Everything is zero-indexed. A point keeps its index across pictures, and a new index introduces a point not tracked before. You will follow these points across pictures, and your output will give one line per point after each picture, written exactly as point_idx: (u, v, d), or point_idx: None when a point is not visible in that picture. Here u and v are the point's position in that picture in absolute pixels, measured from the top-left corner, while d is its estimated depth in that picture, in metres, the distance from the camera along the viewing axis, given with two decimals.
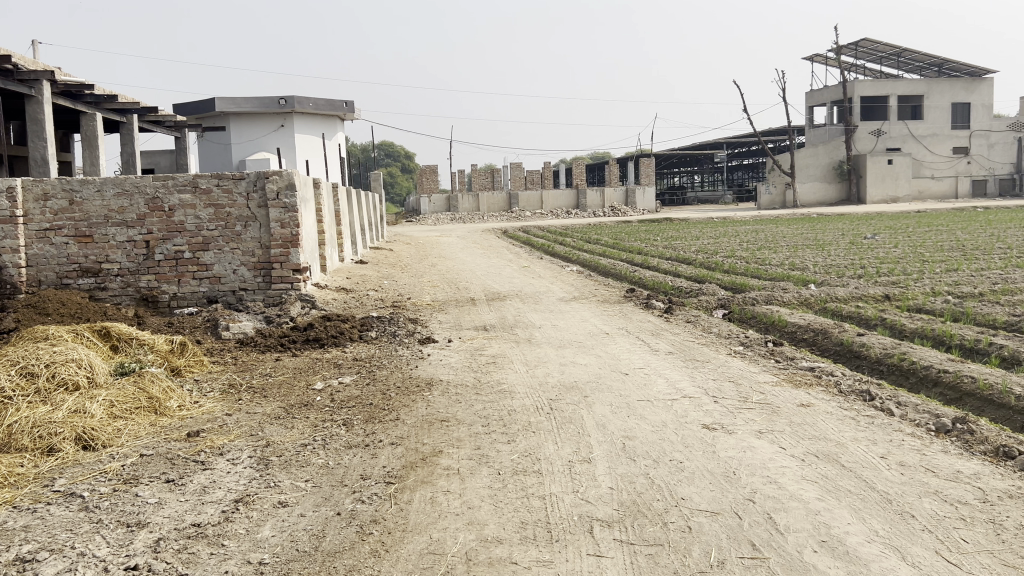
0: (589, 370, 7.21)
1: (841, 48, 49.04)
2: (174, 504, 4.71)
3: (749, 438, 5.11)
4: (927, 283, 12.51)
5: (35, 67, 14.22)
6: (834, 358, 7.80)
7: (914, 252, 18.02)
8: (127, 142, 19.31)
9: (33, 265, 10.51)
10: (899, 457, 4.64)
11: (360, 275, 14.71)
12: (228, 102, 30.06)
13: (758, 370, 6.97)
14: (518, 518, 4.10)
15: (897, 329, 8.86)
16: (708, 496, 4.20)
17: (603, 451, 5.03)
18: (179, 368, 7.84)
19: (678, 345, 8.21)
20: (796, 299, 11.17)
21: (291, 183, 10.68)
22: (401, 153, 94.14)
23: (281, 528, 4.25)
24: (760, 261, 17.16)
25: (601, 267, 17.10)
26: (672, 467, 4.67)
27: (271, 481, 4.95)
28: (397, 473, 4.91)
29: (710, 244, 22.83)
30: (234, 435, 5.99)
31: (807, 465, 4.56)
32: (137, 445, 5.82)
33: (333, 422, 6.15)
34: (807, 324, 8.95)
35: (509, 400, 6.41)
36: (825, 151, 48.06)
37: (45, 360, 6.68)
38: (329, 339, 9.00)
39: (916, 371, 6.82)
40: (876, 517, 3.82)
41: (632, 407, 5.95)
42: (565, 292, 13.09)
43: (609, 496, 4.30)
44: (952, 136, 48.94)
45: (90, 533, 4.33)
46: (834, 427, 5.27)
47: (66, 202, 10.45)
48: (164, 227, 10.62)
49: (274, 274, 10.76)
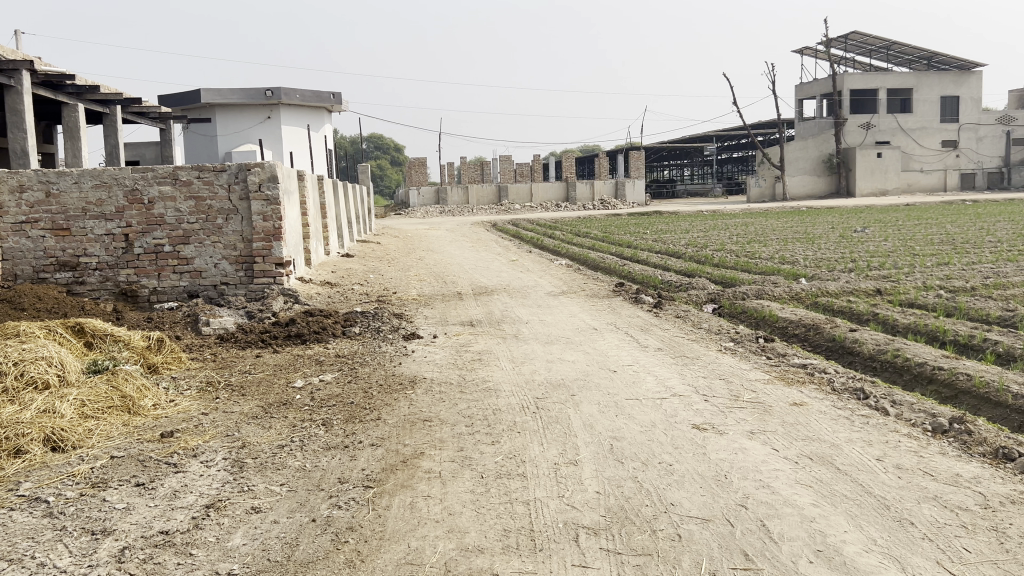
0: (576, 368, 7.04)
1: (831, 41, 48.93)
2: (143, 509, 4.51)
3: (740, 439, 4.95)
4: (919, 277, 12.37)
5: (13, 56, 13.93)
6: (826, 355, 7.65)
7: (905, 246, 17.89)
8: (111, 134, 19.02)
9: (8, 259, 10.25)
10: (895, 459, 4.48)
11: (346, 269, 14.49)
12: (214, 93, 29.69)
13: (749, 368, 6.81)
14: (501, 525, 3.93)
15: (889, 325, 8.71)
16: (699, 502, 4.03)
17: (591, 453, 4.86)
18: (156, 365, 7.62)
19: (668, 342, 8.02)
20: (787, 293, 11.03)
21: (273, 174, 10.43)
22: (390, 146, 93.72)
23: (253, 536, 4.06)
24: (750, 254, 17.01)
25: (589, 261, 16.88)
26: (662, 470, 4.50)
27: (245, 486, 4.76)
28: (376, 477, 4.72)
29: (701, 237, 22.63)
30: (208, 435, 5.80)
31: (800, 469, 4.39)
32: (109, 447, 5.61)
33: (312, 422, 5.95)
34: (798, 320, 8.79)
35: (494, 398, 6.23)
36: (814, 144, 48.22)
37: (13, 358, 6.45)
38: (311, 334, 8.80)
39: (910, 368, 6.67)
40: (874, 525, 3.66)
41: (620, 406, 5.78)
42: (553, 287, 12.92)
43: (597, 502, 4.12)
44: (942, 129, 48.95)
45: (52, 541, 4.14)
46: (828, 428, 5.10)
47: (42, 194, 10.20)
48: (142, 220, 10.38)
49: (256, 268, 10.55)
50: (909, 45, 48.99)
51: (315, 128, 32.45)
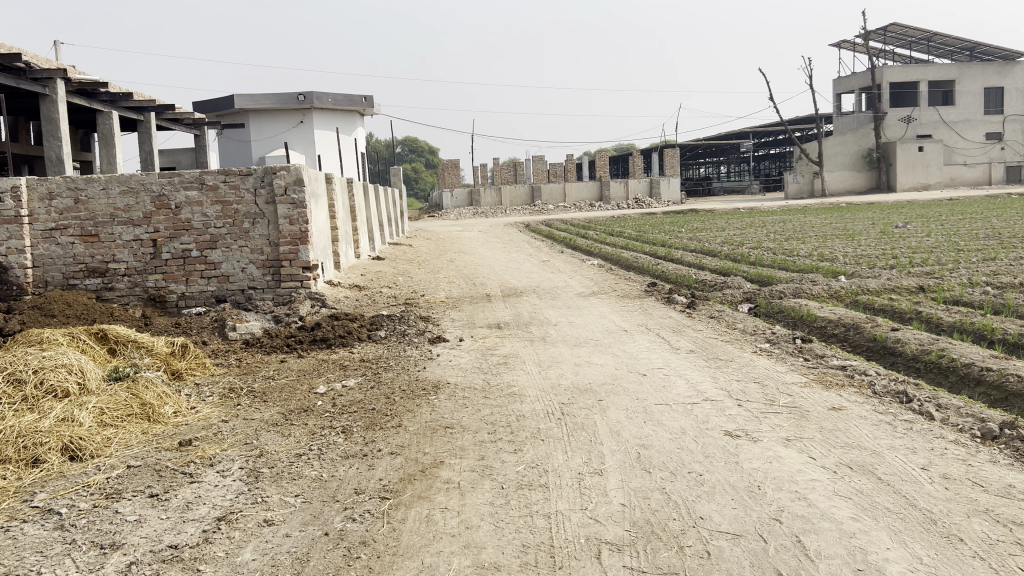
0: (604, 371, 6.82)
1: (869, 34, 47.99)
2: (154, 522, 4.38)
3: (775, 447, 4.69)
4: (963, 274, 11.90)
5: (48, 66, 13.99)
6: (867, 356, 7.32)
7: (948, 241, 17.32)
8: (145, 140, 19.16)
9: (38, 266, 10.27)
10: (942, 469, 4.20)
11: (375, 272, 14.38)
12: (247, 100, 29.90)
13: (785, 370, 6.53)
14: (519, 541, 3.72)
15: (933, 324, 8.37)
16: (731, 516, 3.79)
17: (617, 462, 4.63)
18: (179, 371, 7.53)
19: (701, 344, 7.77)
20: (826, 292, 10.66)
21: (299, 178, 10.34)
22: (424, 148, 94.02)
23: (263, 551, 3.91)
24: (787, 252, 16.56)
25: (623, 261, 16.65)
26: (691, 480, 4.27)
27: (259, 497, 4.61)
28: (393, 488, 4.56)
29: (739, 235, 22.29)
30: (227, 444, 5.67)
31: (839, 479, 4.13)
32: (126, 456, 5.51)
33: (331, 430, 5.80)
34: (837, 319, 8.46)
35: (518, 404, 6.04)
36: (853, 138, 47.27)
37: (33, 366, 6.38)
38: (336, 339, 8.67)
39: (956, 370, 6.34)
40: (919, 542, 3.40)
41: (649, 412, 5.55)
42: (585, 287, 12.66)
43: (621, 515, 3.90)
44: (985, 122, 47.80)
45: (60, 556, 4.02)
46: (869, 434, 4.83)
47: (71, 201, 10.20)
48: (170, 226, 10.34)
49: (283, 272, 10.46)
50: (951, 36, 47.92)
51: (347, 132, 32.45)
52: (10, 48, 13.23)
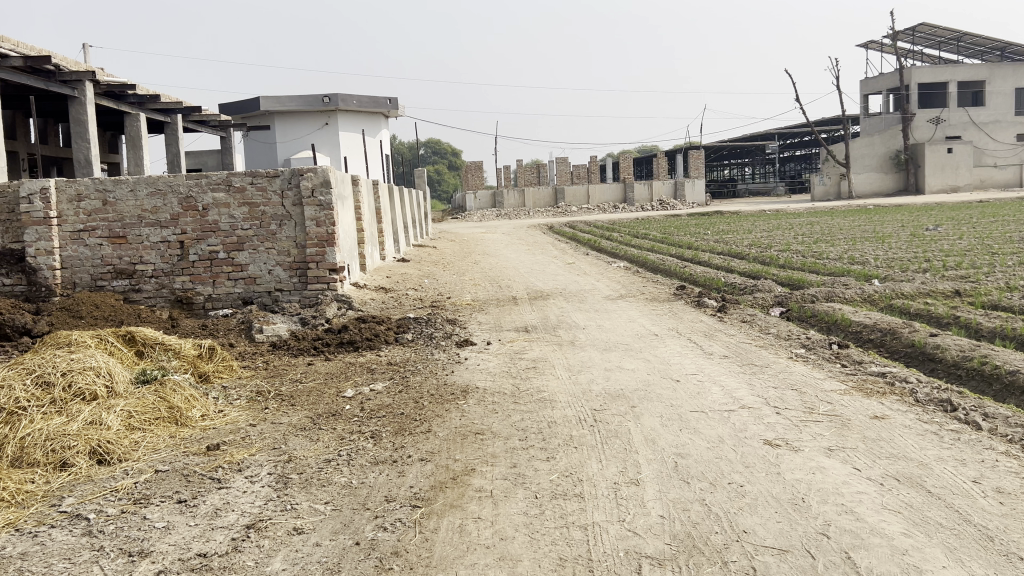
0: (637, 377, 6.69)
1: (897, 35, 47.43)
2: (183, 529, 4.32)
3: (817, 457, 4.55)
4: (1000, 278, 11.63)
5: (77, 68, 14.04)
6: (906, 362, 7.15)
7: (981, 244, 17.02)
8: (172, 142, 19.25)
9: (67, 267, 10.28)
10: (994, 482, 4.04)
11: (401, 274, 14.32)
12: (273, 102, 30.02)
13: (823, 377, 6.38)
14: (556, 553, 3.61)
15: (972, 329, 8.16)
16: (775, 530, 3.65)
17: (654, 472, 4.52)
18: (206, 374, 7.50)
19: (734, 349, 7.61)
20: (859, 296, 10.46)
21: (326, 180, 10.29)
22: (448, 150, 94.11)
23: (294, 561, 3.82)
24: (817, 255, 16.33)
25: (650, 263, 16.52)
26: (731, 491, 4.15)
27: (288, 504, 4.53)
28: (425, 495, 4.46)
29: (766, 237, 22.08)
30: (255, 449, 5.60)
31: (887, 492, 3.99)
32: (153, 460, 5.46)
33: (360, 435, 5.72)
34: (873, 324, 8.27)
35: (549, 410, 5.92)
36: (881, 140, 46.72)
37: (62, 368, 6.35)
38: (364, 342, 8.60)
39: (1000, 377, 6.15)
40: (977, 560, 3.26)
41: (685, 419, 5.41)
42: (612, 290, 12.52)
43: (661, 528, 3.78)
44: (1016, 123, 47.10)
45: (88, 563, 3.96)
46: (915, 444, 4.67)
47: (99, 203, 10.22)
48: (197, 227, 10.32)
49: (309, 274, 10.42)
50: (981, 36, 47.31)
51: (371, 134, 32.46)
52: (39, 50, 13.31)
